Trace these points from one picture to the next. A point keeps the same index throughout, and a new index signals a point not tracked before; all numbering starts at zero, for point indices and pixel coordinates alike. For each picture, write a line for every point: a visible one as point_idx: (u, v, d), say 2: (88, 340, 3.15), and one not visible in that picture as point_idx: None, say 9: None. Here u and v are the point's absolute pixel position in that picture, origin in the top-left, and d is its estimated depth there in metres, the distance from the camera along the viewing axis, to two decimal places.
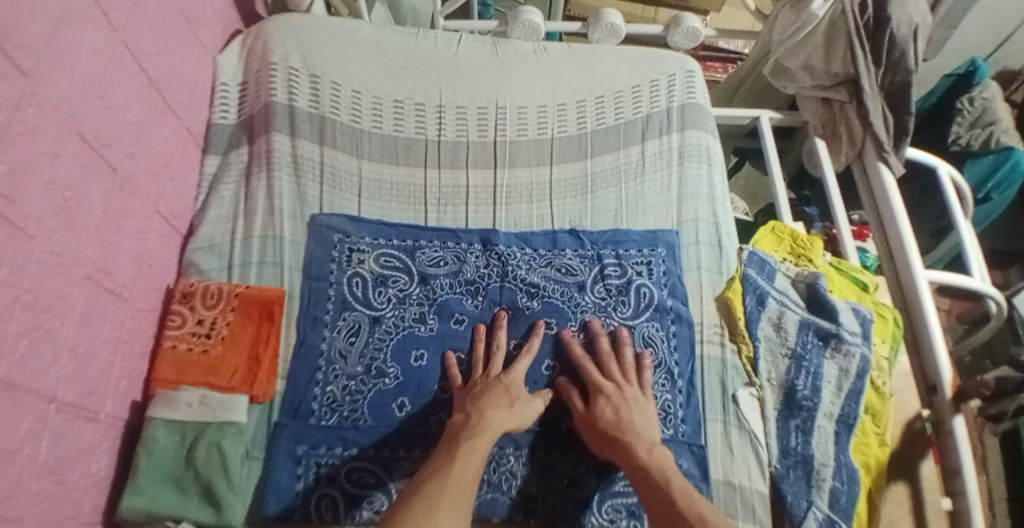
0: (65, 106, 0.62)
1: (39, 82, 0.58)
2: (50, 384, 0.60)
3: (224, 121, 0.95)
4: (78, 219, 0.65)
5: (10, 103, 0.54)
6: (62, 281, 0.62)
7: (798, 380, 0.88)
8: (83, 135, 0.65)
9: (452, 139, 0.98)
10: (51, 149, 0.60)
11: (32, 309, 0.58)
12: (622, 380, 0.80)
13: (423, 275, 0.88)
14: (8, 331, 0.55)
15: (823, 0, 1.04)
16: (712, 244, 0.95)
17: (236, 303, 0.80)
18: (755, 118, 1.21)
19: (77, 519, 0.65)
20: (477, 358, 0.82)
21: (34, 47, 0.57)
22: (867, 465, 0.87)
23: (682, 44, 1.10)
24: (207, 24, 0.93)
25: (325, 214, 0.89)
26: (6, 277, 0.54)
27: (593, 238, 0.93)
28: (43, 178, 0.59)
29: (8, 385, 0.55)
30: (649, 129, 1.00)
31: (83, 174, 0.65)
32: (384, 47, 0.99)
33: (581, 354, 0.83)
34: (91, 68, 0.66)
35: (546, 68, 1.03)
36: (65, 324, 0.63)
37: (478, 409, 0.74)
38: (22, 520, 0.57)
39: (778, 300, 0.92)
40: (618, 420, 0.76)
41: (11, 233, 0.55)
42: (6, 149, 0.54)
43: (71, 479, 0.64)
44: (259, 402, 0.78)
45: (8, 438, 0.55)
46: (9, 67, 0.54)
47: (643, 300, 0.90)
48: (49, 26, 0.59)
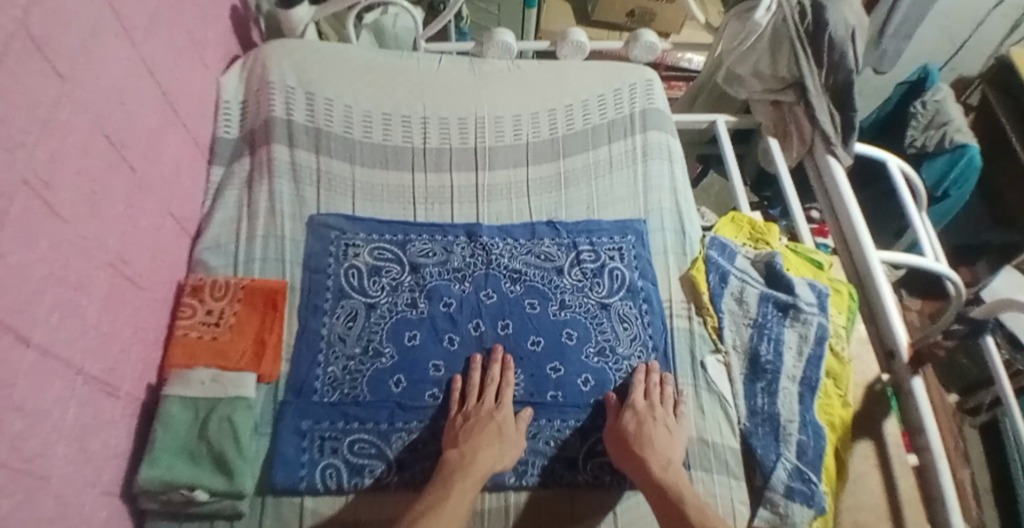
0: (93, 108, 0.71)
1: (72, 85, 0.68)
2: (77, 357, 0.67)
3: (227, 135, 1.05)
4: (104, 209, 0.73)
5: (50, 100, 0.64)
6: (90, 263, 0.70)
7: (761, 346, 0.96)
8: (108, 135, 0.74)
9: (437, 146, 1.07)
10: (82, 145, 0.69)
11: (64, 285, 0.65)
12: (656, 402, 0.86)
13: (413, 264, 0.96)
14: (43, 302, 0.62)
15: (766, 10, 1.17)
16: (676, 231, 1.05)
17: (242, 294, 0.88)
18: (713, 121, 1.30)
19: (98, 487, 0.70)
20: (473, 386, 0.85)
21: (68, 54, 0.67)
22: (832, 422, 0.93)
23: (641, 57, 1.21)
24: (211, 48, 1.04)
25: (323, 214, 0.98)
26: (43, 252, 0.62)
27: (568, 228, 1.02)
28: (76, 169, 0.68)
29: (43, 350, 0.61)
30: (614, 132, 1.11)
31: (108, 171, 0.74)
32: (371, 67, 1.10)
33: (638, 380, 0.88)
34: (114, 78, 0.76)
35: (520, 82, 1.14)
36: (91, 303, 0.70)
37: (471, 447, 0.78)
38: (50, 479, 0.62)
39: (739, 277, 1.01)
40: (639, 433, 0.81)
41: (48, 214, 0.63)
42: (45, 140, 0.63)
43: (94, 448, 0.70)
44: (266, 382, 0.85)
45: (41, 399, 0.61)
46: (49, 70, 0.64)
47: (616, 281, 0.98)
48: (82, 37, 0.69)
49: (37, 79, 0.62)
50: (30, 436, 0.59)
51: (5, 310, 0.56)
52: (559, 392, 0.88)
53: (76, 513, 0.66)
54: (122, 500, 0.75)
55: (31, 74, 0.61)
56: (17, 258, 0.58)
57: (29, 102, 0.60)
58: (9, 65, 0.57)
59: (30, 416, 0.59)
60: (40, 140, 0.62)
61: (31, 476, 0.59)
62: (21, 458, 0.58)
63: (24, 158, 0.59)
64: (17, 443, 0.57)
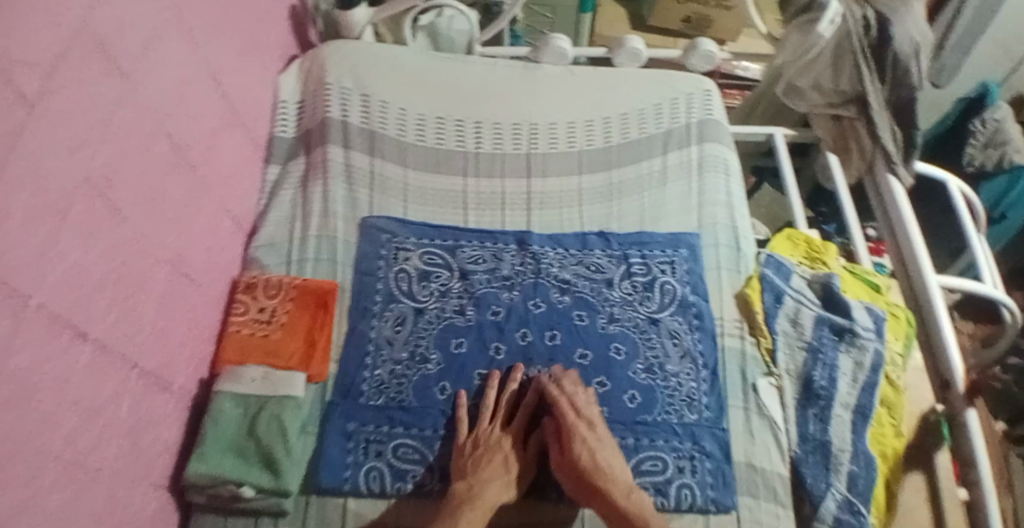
0: (154, 110, 0.78)
1: (134, 84, 0.74)
2: (131, 351, 0.74)
3: (283, 134, 1.06)
4: (161, 207, 0.80)
5: (112, 99, 0.71)
6: (148, 261, 0.77)
7: (815, 371, 0.94)
8: (169, 134, 0.81)
9: (490, 152, 1.05)
10: (144, 144, 0.76)
11: (122, 284, 0.72)
12: (594, 423, 0.81)
13: (463, 271, 0.95)
14: (105, 299, 0.70)
15: (829, 22, 1.12)
16: (731, 247, 1.02)
17: (295, 294, 0.90)
18: (770, 134, 1.26)
19: (148, 480, 0.78)
20: (488, 406, 0.84)
21: (130, 54, 0.74)
22: (885, 453, 0.89)
23: (698, 66, 1.19)
24: (270, 47, 1.06)
25: (375, 216, 0.98)
26: (107, 250, 0.70)
27: (620, 240, 0.99)
28: (138, 169, 0.75)
29: (103, 347, 0.69)
30: (670, 142, 1.07)
31: (166, 170, 0.81)
32: (426, 69, 1.09)
33: (557, 397, 0.82)
34: (176, 82, 0.83)
35: (576, 88, 1.10)
36: (148, 298, 0.77)
37: (479, 479, 0.76)
38: (103, 471, 0.69)
39: (794, 298, 0.99)
40: (596, 465, 0.77)
41: (110, 211, 0.70)
42: (109, 137, 0.70)
43: (145, 442, 0.77)
44: (315, 382, 0.87)
45: (99, 392, 0.68)
46: (112, 68, 0.70)
47: (666, 296, 0.96)
48: (142, 38, 0.76)
49: (98, 78, 0.68)
50: (83, 431, 0.65)
51: (66, 307, 0.63)
52: (604, 408, 0.88)
53: (126, 505, 0.73)
54: (170, 493, 0.83)
55: (92, 72, 0.67)
56: (79, 256, 0.65)
57: (92, 103, 0.67)
58: (75, 66, 0.64)
59: (85, 411, 0.66)
60: (103, 137, 0.69)
61: (83, 471, 0.66)
62: (74, 453, 0.64)
63: (88, 157, 0.67)
64: (71, 437, 0.64)
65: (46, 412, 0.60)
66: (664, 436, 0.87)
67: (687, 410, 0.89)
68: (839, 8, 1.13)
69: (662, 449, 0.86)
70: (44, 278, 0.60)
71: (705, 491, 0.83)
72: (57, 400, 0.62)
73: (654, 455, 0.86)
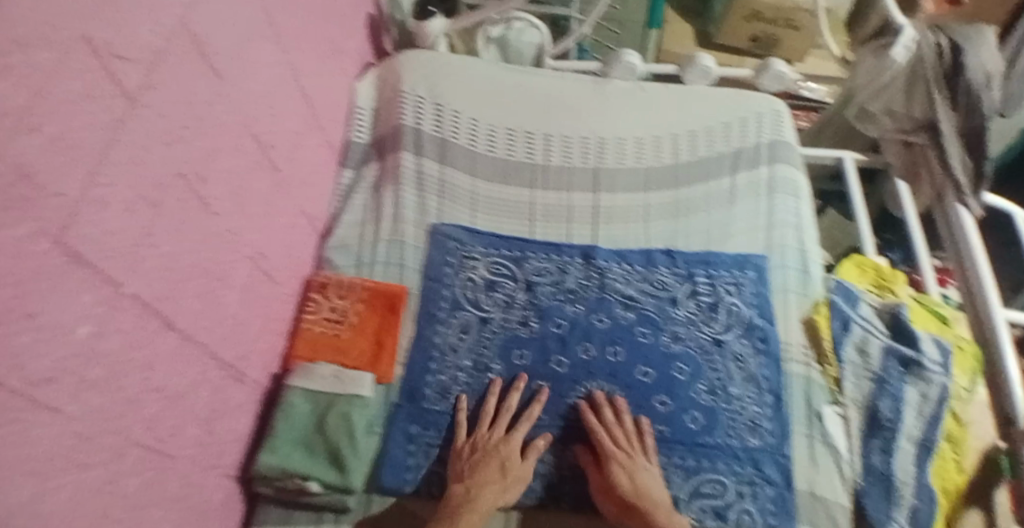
0: (243, 112, 0.82)
1: (225, 84, 0.79)
2: (212, 342, 0.78)
3: (358, 139, 1.10)
4: (247, 204, 0.84)
5: (206, 99, 0.75)
6: (232, 256, 0.81)
7: (881, 402, 0.91)
8: (255, 135, 0.85)
9: (558, 165, 1.06)
10: (233, 143, 0.80)
11: (208, 276, 0.77)
12: (633, 447, 0.83)
13: (528, 282, 0.96)
14: (191, 290, 0.74)
15: (904, 49, 1.12)
16: (800, 271, 1.00)
17: (365, 295, 0.93)
18: (839, 158, 1.23)
19: (218, 469, 0.81)
20: (486, 413, 0.86)
21: (224, 55, 0.78)
22: (945, 488, 0.89)
23: (769, 86, 1.17)
24: (349, 54, 1.10)
25: (445, 224, 1.00)
26: (196, 242, 0.74)
27: (686, 258, 0.99)
28: (226, 167, 0.79)
29: (185, 335, 0.73)
30: (740, 162, 1.06)
31: (252, 169, 0.85)
32: (497, 81, 1.11)
33: (593, 424, 0.85)
34: (265, 86, 0.87)
35: (645, 105, 1.11)
36: (229, 291, 0.81)
37: (475, 484, 0.79)
38: (179, 457, 0.73)
39: (863, 326, 0.96)
40: (635, 488, 0.79)
41: (200, 206, 0.74)
42: (201, 136, 0.74)
43: (219, 431, 0.80)
44: (382, 383, 0.90)
45: (180, 381, 0.72)
46: (207, 68, 0.75)
47: (732, 317, 0.95)
48: (235, 41, 0.80)
49: (193, 78, 0.72)
50: (163, 417, 0.70)
51: (156, 297, 0.68)
52: (665, 427, 0.87)
53: (198, 490, 0.77)
54: (238, 483, 0.85)
55: (188, 71, 0.71)
56: (169, 247, 0.69)
57: (187, 101, 0.71)
58: (170, 65, 0.68)
59: (167, 397, 0.70)
60: (195, 135, 0.73)
61: (161, 455, 0.70)
62: (154, 438, 0.68)
63: (182, 153, 0.71)
64: (153, 422, 0.68)
65: (133, 396, 0.65)
66: (724, 459, 0.86)
67: (749, 434, 0.87)
68: (914, 33, 1.13)
69: (722, 472, 0.85)
70: (136, 268, 0.64)
71: (765, 517, 0.82)
72: (141, 385, 0.66)
73: (715, 477, 0.85)
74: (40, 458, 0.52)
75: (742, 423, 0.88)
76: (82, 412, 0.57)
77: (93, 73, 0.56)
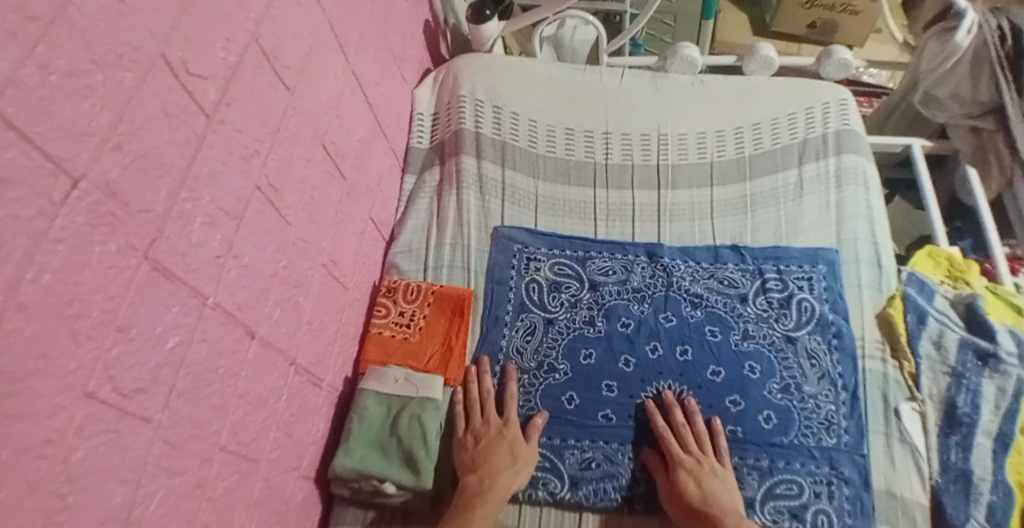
0: (314, 125, 0.84)
1: (298, 97, 0.81)
2: (290, 348, 0.80)
3: (419, 145, 1.11)
4: (320, 214, 0.86)
5: (280, 112, 0.77)
6: (307, 264, 0.83)
7: (958, 397, 0.87)
8: (325, 145, 0.87)
9: (619, 163, 1.06)
10: (305, 155, 0.82)
11: (286, 284, 0.79)
12: (701, 453, 0.82)
13: (593, 282, 0.96)
14: (269, 299, 0.76)
15: (967, 32, 1.07)
16: (872, 263, 0.97)
17: (432, 299, 0.94)
18: (908, 146, 1.21)
19: (298, 470, 0.82)
20: (473, 402, 0.88)
21: (295, 68, 0.80)
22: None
23: (833, 74, 1.14)
24: (409, 61, 1.12)
25: (507, 226, 1.00)
26: (273, 252, 0.76)
27: (754, 254, 0.97)
28: (300, 178, 0.82)
29: (267, 342, 0.75)
30: (805, 153, 1.04)
31: (323, 179, 0.87)
32: (553, 81, 1.11)
33: (662, 427, 0.84)
34: (333, 96, 0.88)
35: (704, 99, 1.09)
36: (306, 299, 0.83)
37: (488, 472, 0.80)
38: (262, 461, 0.75)
39: (938, 320, 0.93)
40: (703, 495, 0.78)
41: (277, 218, 0.77)
42: (276, 148, 0.76)
43: (299, 434, 0.82)
44: (451, 385, 0.91)
45: (262, 386, 0.75)
46: (281, 83, 0.77)
47: (804, 314, 0.93)
48: (306, 54, 0.81)
49: (268, 92, 0.74)
50: (248, 421, 0.72)
51: (240, 306, 0.70)
52: (738, 427, 0.86)
53: (280, 492, 0.79)
54: (316, 485, 0.87)
55: (263, 86, 0.73)
56: (249, 259, 0.72)
57: (262, 116, 0.74)
58: (245, 79, 0.70)
59: (250, 402, 0.72)
60: (271, 148, 0.76)
61: (246, 458, 0.72)
62: (238, 442, 0.70)
63: (258, 166, 0.73)
64: (238, 427, 0.70)
65: (220, 402, 0.67)
66: (800, 459, 0.84)
67: (826, 434, 0.85)
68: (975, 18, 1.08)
69: (798, 473, 0.83)
70: (220, 278, 0.67)
71: (842, 518, 0.81)
72: (227, 391, 0.68)
73: (790, 478, 0.83)
74: (135, 465, 0.55)
75: (818, 422, 0.86)
76: (171, 420, 0.60)
77: (173, 91, 0.58)
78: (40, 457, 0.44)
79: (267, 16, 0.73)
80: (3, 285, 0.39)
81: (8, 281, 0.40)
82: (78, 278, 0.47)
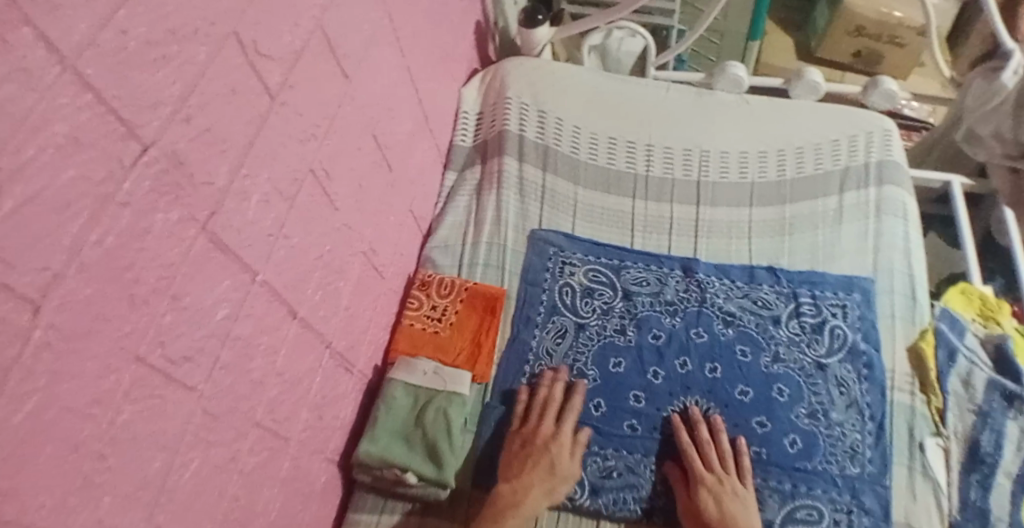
0: (367, 114, 0.86)
1: (354, 86, 0.82)
2: (327, 331, 0.81)
3: (462, 143, 1.12)
4: (365, 203, 0.87)
5: (337, 100, 0.78)
6: (349, 250, 0.84)
7: (982, 436, 0.88)
8: (375, 136, 0.88)
9: (659, 176, 1.06)
10: (357, 143, 0.84)
11: (328, 269, 0.80)
12: (723, 471, 0.81)
13: (626, 291, 0.97)
14: (312, 282, 0.77)
15: (1015, 72, 1.05)
16: (907, 296, 0.97)
17: (465, 296, 0.95)
18: (947, 182, 1.22)
19: (324, 453, 0.83)
20: (535, 405, 0.87)
21: (354, 57, 0.81)
22: None
23: (878, 104, 1.13)
24: (458, 60, 1.13)
25: (544, 229, 1.01)
26: (320, 236, 0.77)
27: (790, 277, 0.97)
28: (350, 166, 0.83)
29: (306, 324, 0.76)
30: (847, 181, 1.04)
31: (371, 168, 0.88)
32: (599, 90, 1.11)
33: (687, 443, 0.84)
34: (385, 87, 0.90)
35: (749, 119, 1.09)
36: (345, 284, 0.84)
37: (522, 484, 0.80)
38: (292, 440, 0.76)
39: (968, 358, 0.92)
40: (722, 515, 0.77)
41: (326, 202, 0.78)
42: (330, 135, 0.78)
43: (327, 417, 0.83)
44: (478, 382, 0.91)
45: (298, 367, 0.75)
46: (340, 71, 0.78)
47: (836, 341, 0.92)
48: (365, 44, 0.83)
49: (328, 79, 0.76)
50: (283, 400, 0.73)
51: (286, 286, 0.72)
52: (763, 448, 0.86)
53: (305, 473, 0.79)
54: (339, 469, 0.88)
55: (324, 72, 0.75)
56: (298, 240, 0.73)
57: (320, 101, 0.75)
58: (307, 64, 0.71)
59: (286, 381, 0.73)
60: (326, 134, 0.77)
61: (277, 436, 0.73)
62: (271, 419, 0.71)
63: (312, 150, 0.74)
64: (273, 405, 0.71)
65: (259, 378, 0.68)
66: (822, 485, 0.83)
67: (850, 462, 0.85)
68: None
69: (819, 499, 0.83)
70: (270, 257, 0.68)
71: None
72: (266, 368, 0.69)
73: (811, 503, 0.82)
74: (175, 433, 0.56)
75: (844, 450, 0.85)
76: (213, 392, 0.60)
77: (242, 69, 0.59)
78: (85, 417, 0.44)
79: (333, 4, 0.74)
80: (66, 248, 0.40)
81: (73, 241, 0.40)
82: (140, 244, 0.48)
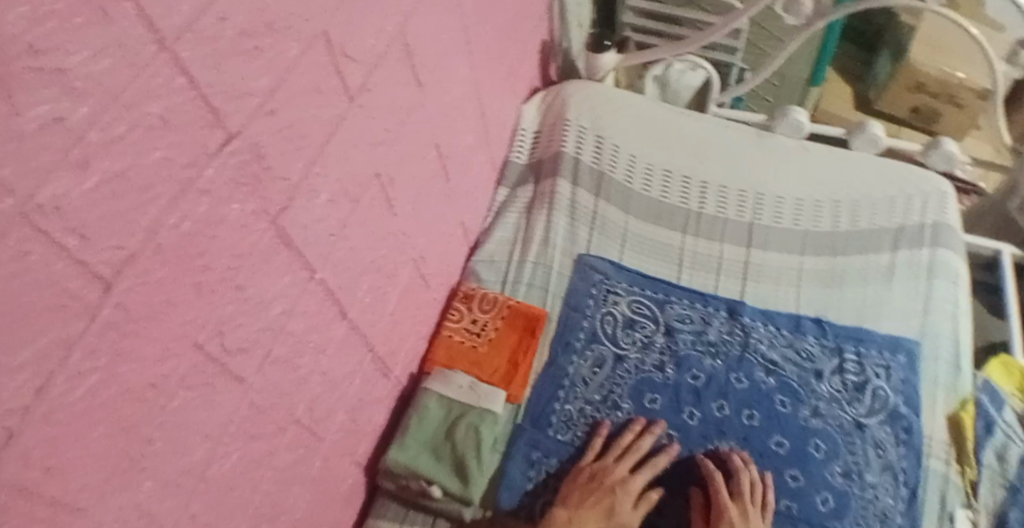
0: (432, 123, 0.86)
1: (424, 94, 0.82)
2: (371, 334, 0.81)
3: (517, 160, 1.12)
4: (419, 210, 0.87)
5: (408, 106, 0.79)
6: (401, 256, 0.84)
7: (1011, 513, 0.85)
8: (438, 146, 0.89)
9: (711, 214, 1.06)
10: (420, 151, 0.84)
11: (380, 273, 0.80)
12: (749, 501, 0.80)
13: (669, 327, 0.96)
14: (364, 285, 0.76)
15: None
16: (952, 362, 0.96)
17: (507, 313, 0.95)
18: (997, 250, 1.19)
19: (353, 456, 0.83)
20: (619, 445, 0.86)
21: (428, 66, 0.81)
22: None
23: (936, 164, 1.13)
24: (522, 77, 1.14)
25: (592, 255, 1.01)
26: (376, 241, 0.77)
27: (836, 331, 0.96)
28: (411, 173, 0.83)
29: (353, 326, 0.76)
30: (901, 239, 1.02)
31: (430, 176, 0.88)
32: (659, 121, 1.11)
33: (714, 472, 0.84)
34: (452, 97, 0.90)
35: (807, 166, 1.08)
36: (393, 290, 0.84)
37: (579, 516, 0.79)
38: (325, 440, 0.75)
39: (1004, 432, 0.90)
40: None
41: (385, 207, 0.78)
42: (397, 140, 0.78)
43: (361, 420, 0.83)
44: (511, 402, 0.91)
45: (340, 368, 0.75)
46: (414, 79, 0.78)
47: (878, 402, 0.90)
48: (439, 54, 0.83)
49: (402, 85, 0.76)
50: (322, 400, 0.73)
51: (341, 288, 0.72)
52: (794, 504, 0.83)
53: (333, 474, 0.79)
54: (366, 474, 0.88)
55: (399, 78, 0.75)
56: (355, 242, 0.72)
57: (393, 106, 0.75)
58: (386, 69, 0.71)
59: (328, 382, 0.73)
60: (393, 139, 0.77)
61: (313, 435, 0.72)
62: (309, 418, 0.71)
63: (380, 155, 0.74)
64: (313, 404, 0.71)
65: (304, 377, 0.68)
66: None
67: None
68: None
69: None
70: (329, 257, 0.68)
71: None
72: (311, 367, 0.69)
73: None
74: (222, 423, 0.55)
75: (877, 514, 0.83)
76: (260, 385, 0.60)
77: (326, 69, 0.59)
78: (139, 399, 0.43)
79: (417, 12, 0.75)
80: (142, 231, 0.39)
81: (150, 222, 0.39)
82: (213, 232, 0.47)
